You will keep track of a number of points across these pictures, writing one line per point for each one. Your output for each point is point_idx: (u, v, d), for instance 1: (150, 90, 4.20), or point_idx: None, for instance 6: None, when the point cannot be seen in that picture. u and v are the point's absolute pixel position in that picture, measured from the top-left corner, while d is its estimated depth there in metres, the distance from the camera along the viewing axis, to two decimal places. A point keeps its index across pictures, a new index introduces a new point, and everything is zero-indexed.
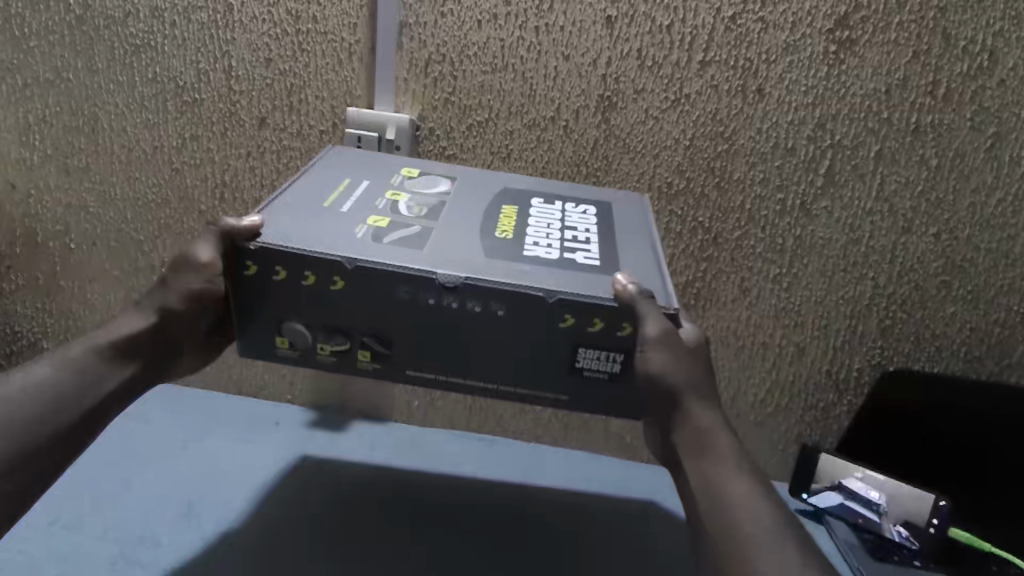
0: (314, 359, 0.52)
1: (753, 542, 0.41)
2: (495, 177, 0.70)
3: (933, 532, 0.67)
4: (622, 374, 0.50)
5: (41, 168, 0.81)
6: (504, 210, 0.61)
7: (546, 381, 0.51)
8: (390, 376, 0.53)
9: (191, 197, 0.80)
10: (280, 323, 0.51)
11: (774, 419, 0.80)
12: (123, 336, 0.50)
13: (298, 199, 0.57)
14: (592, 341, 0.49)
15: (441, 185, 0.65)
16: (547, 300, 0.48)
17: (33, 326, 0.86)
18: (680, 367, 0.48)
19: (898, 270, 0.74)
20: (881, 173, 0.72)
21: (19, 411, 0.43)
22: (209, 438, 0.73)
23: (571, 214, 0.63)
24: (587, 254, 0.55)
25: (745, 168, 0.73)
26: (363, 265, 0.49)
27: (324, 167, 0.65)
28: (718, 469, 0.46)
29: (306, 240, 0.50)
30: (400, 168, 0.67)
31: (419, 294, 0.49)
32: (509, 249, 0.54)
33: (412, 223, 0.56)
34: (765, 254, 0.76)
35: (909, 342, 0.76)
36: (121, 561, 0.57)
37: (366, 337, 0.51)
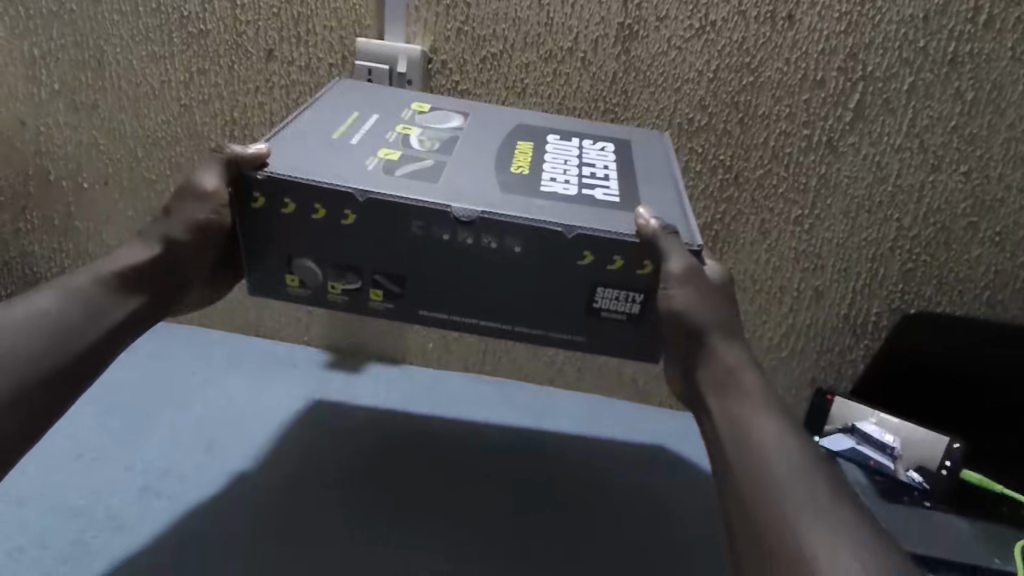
0: (324, 297, 0.52)
1: (780, 484, 0.41)
2: (509, 113, 0.67)
3: (945, 474, 0.67)
4: (641, 314, 0.50)
5: (49, 104, 0.79)
6: (520, 146, 0.60)
7: (561, 322, 0.51)
8: (402, 315, 0.52)
9: (201, 134, 0.79)
10: (291, 260, 0.51)
11: (788, 363, 0.80)
12: (127, 266, 0.50)
13: (308, 132, 0.56)
14: (612, 281, 0.49)
15: (453, 120, 0.63)
16: (566, 236, 0.47)
17: (51, 265, 0.86)
18: (702, 306, 0.48)
19: (925, 211, 0.72)
20: (913, 107, 0.69)
21: (22, 343, 0.43)
22: (227, 377, 0.75)
23: (588, 150, 0.61)
24: (607, 191, 0.53)
25: (771, 103, 0.70)
26: (375, 197, 0.48)
27: (332, 99, 0.64)
28: (744, 409, 0.46)
29: (316, 171, 0.49)
30: (411, 103, 0.65)
31: (432, 229, 0.48)
32: (525, 185, 0.53)
33: (424, 157, 0.55)
34: (788, 194, 0.73)
35: (932, 286, 0.74)
36: (144, 493, 0.59)
37: (377, 275, 0.51)
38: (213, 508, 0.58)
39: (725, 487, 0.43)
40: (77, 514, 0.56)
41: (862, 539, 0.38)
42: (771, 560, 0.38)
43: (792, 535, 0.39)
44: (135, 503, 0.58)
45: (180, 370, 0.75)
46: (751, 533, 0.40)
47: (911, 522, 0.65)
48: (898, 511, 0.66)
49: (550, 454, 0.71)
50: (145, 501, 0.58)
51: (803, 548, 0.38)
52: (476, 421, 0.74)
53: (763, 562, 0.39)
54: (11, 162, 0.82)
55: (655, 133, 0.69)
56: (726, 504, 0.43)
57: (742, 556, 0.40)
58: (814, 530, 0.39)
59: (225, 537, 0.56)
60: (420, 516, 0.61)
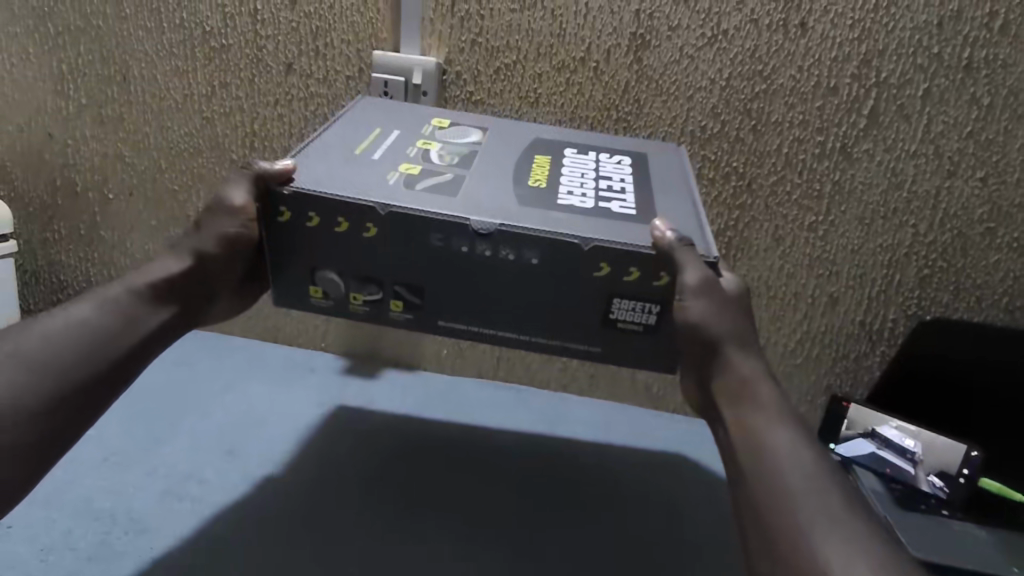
0: (346, 308, 0.54)
1: (793, 493, 0.41)
2: (528, 128, 0.68)
3: (964, 482, 0.66)
4: (657, 325, 0.50)
5: (77, 117, 0.82)
6: (538, 161, 0.60)
7: (577, 332, 0.52)
8: (422, 326, 0.54)
9: (222, 146, 0.81)
10: (314, 272, 0.52)
11: (803, 369, 0.80)
12: (158, 279, 0.51)
13: (330, 148, 0.57)
14: (627, 291, 0.49)
15: (472, 135, 0.64)
16: (582, 248, 0.48)
17: (76, 275, 0.88)
18: (718, 318, 0.48)
19: (941, 217, 0.72)
20: (928, 113, 0.69)
21: (57, 353, 0.44)
22: (247, 383, 0.77)
23: (605, 164, 0.62)
24: (623, 204, 0.54)
25: (784, 110, 0.71)
26: (397, 211, 0.49)
27: (354, 115, 0.65)
28: (758, 419, 0.46)
29: (338, 185, 0.50)
30: (431, 120, 0.66)
31: (452, 241, 0.49)
32: (542, 198, 0.53)
33: (444, 171, 0.56)
34: (802, 200, 0.73)
35: (948, 292, 0.74)
36: (167, 497, 0.60)
37: (398, 287, 0.52)
38: (235, 514, 0.59)
39: (738, 495, 0.44)
40: (101, 517, 0.58)
41: (877, 550, 0.38)
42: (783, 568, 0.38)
43: (807, 544, 0.39)
44: (157, 506, 0.59)
45: (202, 376, 0.77)
46: (763, 540, 0.40)
47: (925, 524, 0.63)
48: (918, 517, 0.64)
49: (568, 463, 0.71)
50: (167, 505, 0.59)
51: (814, 556, 0.38)
52: (490, 427, 0.74)
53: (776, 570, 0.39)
54: (39, 174, 0.84)
55: (672, 146, 0.70)
56: (739, 512, 0.43)
57: (755, 563, 0.40)
58: (825, 539, 0.39)
59: (244, 539, 0.57)
60: (439, 519, 0.62)
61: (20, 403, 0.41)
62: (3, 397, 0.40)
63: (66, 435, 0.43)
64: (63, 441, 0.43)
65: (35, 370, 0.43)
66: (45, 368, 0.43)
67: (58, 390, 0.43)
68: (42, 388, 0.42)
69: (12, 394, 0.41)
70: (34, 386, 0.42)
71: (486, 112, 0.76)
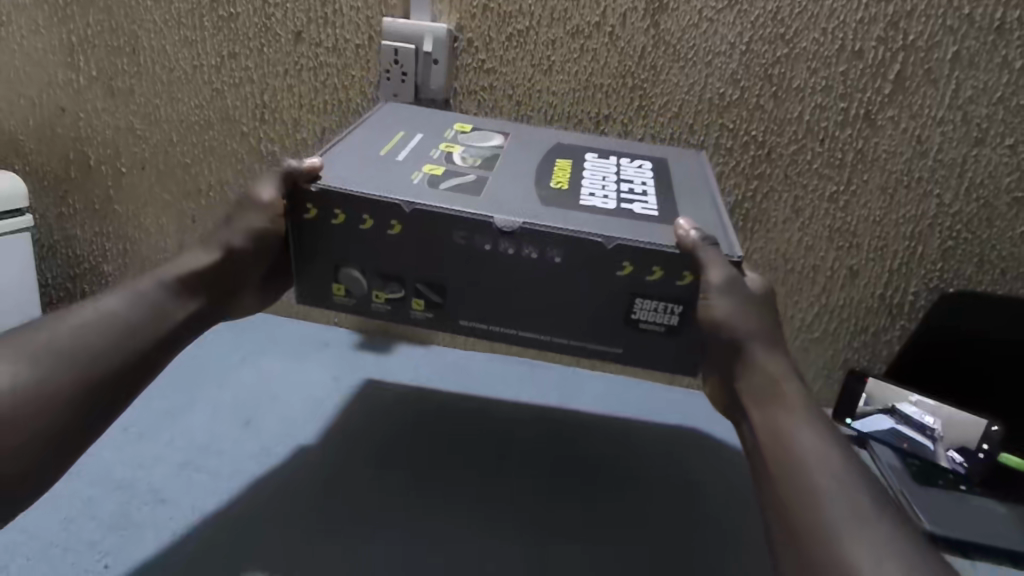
0: (368, 305, 0.54)
1: (821, 491, 0.40)
2: (547, 134, 0.69)
3: (983, 458, 0.65)
4: (680, 326, 0.50)
5: (87, 90, 0.81)
6: (559, 163, 0.60)
7: (600, 331, 0.51)
8: (442, 325, 0.53)
9: (232, 118, 0.80)
10: (337, 269, 0.52)
11: (820, 344, 0.78)
12: (188, 272, 0.52)
13: (356, 147, 0.57)
14: (650, 291, 0.49)
15: (494, 139, 0.64)
16: (606, 246, 0.47)
17: (93, 249, 0.89)
18: (743, 315, 0.48)
19: (967, 186, 0.70)
20: (957, 78, 0.66)
21: (87, 342, 0.45)
22: (262, 358, 0.77)
23: (626, 168, 0.61)
24: (646, 206, 0.53)
25: (807, 75, 0.68)
26: (421, 208, 0.49)
27: (379, 119, 0.65)
28: (783, 416, 0.45)
29: (363, 183, 0.50)
30: (453, 124, 0.67)
31: (474, 239, 0.49)
32: (564, 199, 0.53)
33: (467, 172, 0.55)
34: (823, 169, 0.71)
35: (973, 264, 0.72)
36: (184, 468, 0.61)
37: (420, 285, 0.52)
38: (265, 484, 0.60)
39: (765, 491, 0.43)
40: (121, 487, 0.59)
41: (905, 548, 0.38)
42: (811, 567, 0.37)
43: (836, 542, 0.38)
44: (176, 477, 0.60)
45: (221, 354, 0.77)
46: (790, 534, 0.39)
47: (939, 498, 0.62)
48: (934, 493, 0.63)
49: (581, 437, 0.71)
50: (187, 473, 0.61)
51: (843, 555, 0.37)
52: (506, 402, 0.75)
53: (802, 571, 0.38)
54: (53, 148, 0.85)
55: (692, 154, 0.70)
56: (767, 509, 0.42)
57: (779, 556, 0.40)
58: (854, 535, 0.38)
59: (265, 514, 0.57)
60: (459, 496, 0.62)
61: (51, 391, 0.42)
62: (31, 383, 0.41)
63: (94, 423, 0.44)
64: (92, 429, 0.44)
65: (64, 359, 0.43)
66: (72, 355, 0.44)
67: (90, 378, 0.44)
68: (71, 376, 0.43)
69: (39, 379, 0.42)
70: (68, 374, 0.43)
71: (498, 81, 0.74)
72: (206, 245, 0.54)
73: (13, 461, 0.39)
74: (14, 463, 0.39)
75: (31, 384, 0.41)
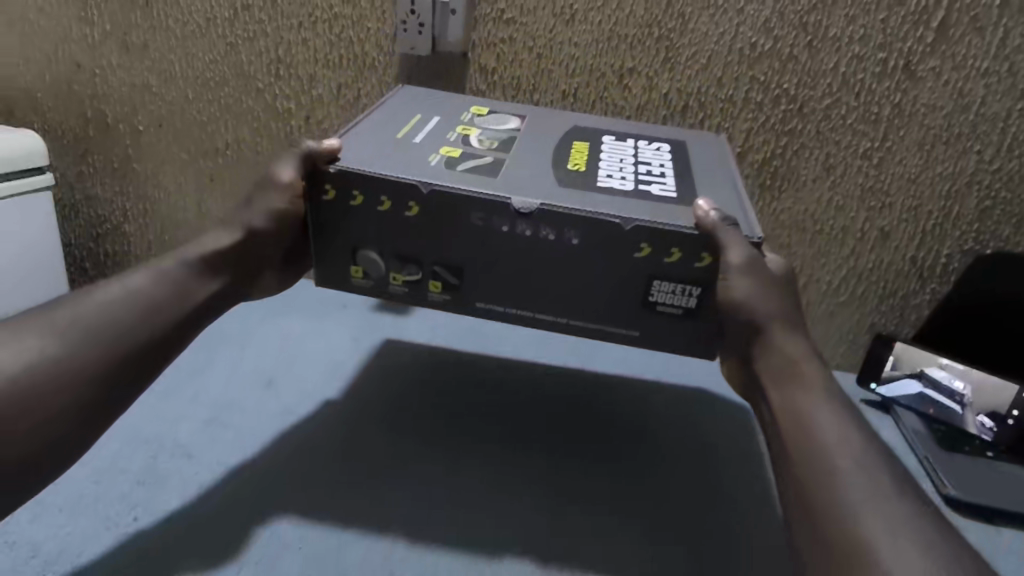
0: (386, 287, 0.53)
1: (839, 472, 0.40)
2: (565, 117, 0.67)
3: (1012, 424, 0.64)
4: (698, 309, 0.49)
5: (102, 46, 0.80)
6: (576, 145, 0.59)
7: (617, 315, 0.50)
8: (459, 308, 0.53)
9: (247, 74, 0.79)
10: (355, 251, 0.52)
11: (847, 307, 0.76)
12: (211, 252, 0.52)
13: (372, 130, 0.57)
14: (668, 273, 0.48)
15: (511, 121, 0.62)
16: (624, 228, 0.47)
17: (114, 209, 0.89)
18: (762, 296, 0.47)
19: (1010, 143, 0.66)
20: (1005, 25, 0.63)
21: (113, 317, 0.46)
22: (283, 319, 0.78)
23: (644, 151, 0.60)
24: (664, 188, 0.52)
25: (844, 23, 0.65)
26: (439, 190, 0.48)
27: (395, 103, 0.65)
28: (802, 397, 0.45)
29: (381, 164, 0.50)
30: (470, 108, 0.65)
31: (492, 221, 0.49)
32: (582, 181, 0.52)
33: (484, 155, 0.54)
34: (857, 125, 0.68)
35: (1011, 225, 0.69)
36: (210, 425, 0.62)
37: (437, 266, 0.51)
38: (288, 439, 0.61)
39: (782, 470, 0.42)
40: (149, 442, 0.60)
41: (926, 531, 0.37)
42: (823, 545, 0.37)
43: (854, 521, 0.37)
44: (202, 434, 0.61)
45: (239, 316, 0.78)
46: (804, 512, 0.39)
47: (964, 465, 0.62)
48: (960, 459, 0.63)
49: (599, 400, 0.71)
50: (213, 429, 0.62)
51: (858, 534, 0.37)
52: (524, 362, 0.76)
53: (813, 548, 0.38)
54: (70, 105, 0.84)
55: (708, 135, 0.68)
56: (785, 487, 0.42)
57: (795, 531, 0.40)
58: (873, 517, 0.37)
59: (286, 468, 0.58)
60: (478, 452, 0.62)
61: (80, 367, 0.43)
62: (61, 356, 0.42)
63: (119, 400, 0.44)
64: (119, 402, 0.45)
65: (91, 335, 0.44)
66: (98, 331, 0.45)
67: (115, 355, 0.44)
68: (99, 351, 0.44)
69: (67, 351, 0.43)
70: (96, 349, 0.44)
71: (518, 33, 0.71)
72: (227, 225, 0.55)
73: (43, 436, 0.40)
74: (44, 436, 0.40)
75: (61, 357, 0.42)
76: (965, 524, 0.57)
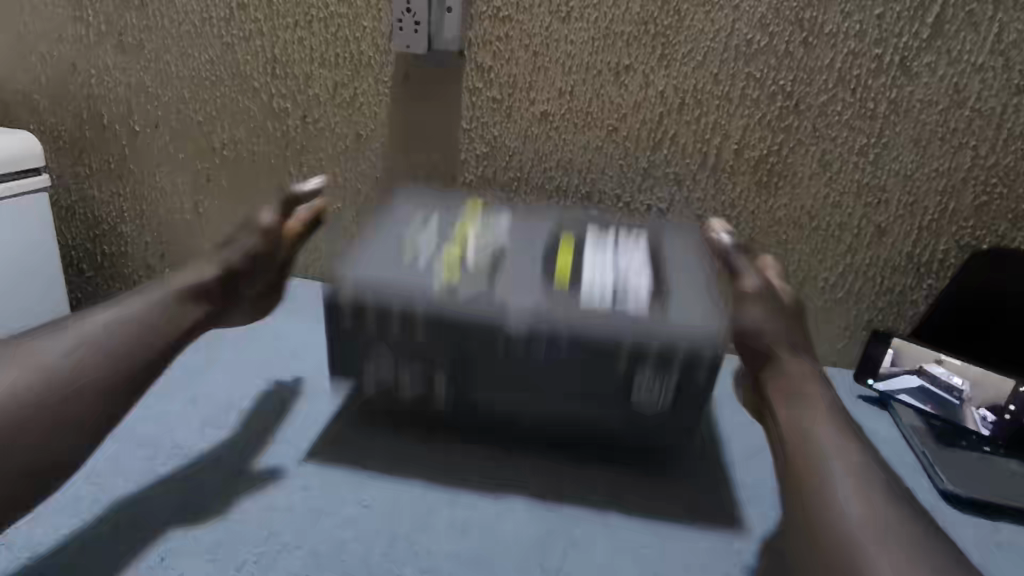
0: (393, 377, 0.57)
1: (849, 500, 0.39)
2: (550, 208, 0.71)
3: (1009, 419, 0.63)
4: (678, 393, 0.52)
5: (98, 46, 0.80)
6: (564, 236, 0.60)
7: (603, 403, 0.54)
8: (459, 393, 0.56)
9: (244, 74, 0.78)
10: (365, 347, 0.55)
11: (844, 304, 0.76)
12: None
13: (376, 233, 0.58)
14: (648, 377, 0.51)
15: (503, 214, 0.65)
16: (608, 343, 0.49)
17: (112, 210, 0.89)
18: (766, 317, 0.54)
19: (1005, 138, 0.66)
20: (1000, 20, 0.63)
21: None
22: (280, 322, 0.78)
23: (624, 235, 0.62)
24: (643, 275, 0.54)
25: (839, 19, 0.65)
26: (437, 307, 0.50)
27: (396, 203, 0.67)
28: (818, 428, 0.45)
29: (384, 270, 0.51)
30: (465, 201, 0.69)
31: (490, 338, 0.51)
32: (571, 277, 0.53)
33: (478, 245, 0.57)
34: (853, 122, 0.68)
35: (1005, 221, 0.69)
36: (207, 426, 0.61)
37: (441, 373, 0.55)
38: (289, 431, 0.60)
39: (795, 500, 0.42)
40: (145, 444, 0.58)
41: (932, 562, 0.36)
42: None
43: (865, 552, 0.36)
44: (198, 433, 0.60)
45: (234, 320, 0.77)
46: (814, 544, 0.39)
47: (958, 460, 0.62)
48: (956, 455, 0.63)
49: None
50: (212, 428, 0.60)
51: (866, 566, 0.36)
52: None
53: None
54: (66, 106, 0.84)
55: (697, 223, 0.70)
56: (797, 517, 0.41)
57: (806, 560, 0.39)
58: (866, 532, 0.37)
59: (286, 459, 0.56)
60: None
61: None
62: None
63: None
64: None
65: None
66: None
67: None
68: None
69: None
70: None
71: (514, 30, 0.71)
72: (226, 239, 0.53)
73: None
74: None
75: None
76: (962, 518, 0.57)
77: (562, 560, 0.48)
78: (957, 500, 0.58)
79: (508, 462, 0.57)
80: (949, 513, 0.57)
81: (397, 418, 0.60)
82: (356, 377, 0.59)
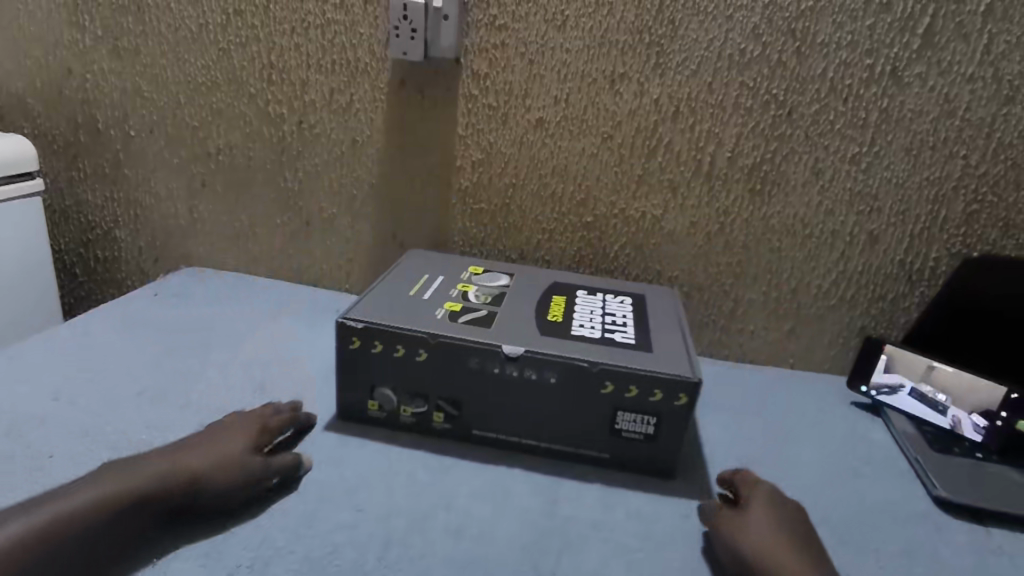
0: (397, 418, 0.60)
1: None
2: (545, 272, 0.75)
3: (1000, 425, 0.62)
4: (657, 435, 0.56)
5: (93, 51, 0.80)
6: (555, 298, 0.67)
7: (590, 441, 0.57)
8: (457, 432, 0.59)
9: (241, 79, 0.79)
10: (372, 388, 0.59)
11: (837, 311, 0.77)
12: None
13: (385, 289, 0.64)
14: (629, 407, 0.55)
15: (502, 279, 0.70)
16: (591, 369, 0.54)
17: (106, 214, 0.89)
18: (753, 522, 0.49)
19: (995, 148, 0.67)
20: (989, 31, 0.64)
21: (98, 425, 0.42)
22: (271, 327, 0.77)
23: (610, 303, 0.67)
24: (625, 335, 0.60)
25: (831, 29, 0.66)
26: (442, 340, 0.56)
27: (405, 265, 0.73)
28: None
29: (393, 316, 0.58)
30: (469, 267, 0.74)
31: (487, 365, 0.56)
32: (558, 328, 0.60)
33: (480, 308, 0.62)
34: (845, 130, 0.69)
35: (995, 229, 0.70)
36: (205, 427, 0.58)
37: (441, 401, 0.58)
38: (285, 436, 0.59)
39: None
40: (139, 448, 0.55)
41: None
42: None
43: None
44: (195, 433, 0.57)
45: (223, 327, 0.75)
46: None
47: (953, 466, 0.62)
48: (952, 460, 0.63)
49: None
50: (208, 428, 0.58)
51: None
52: None
53: None
54: (61, 110, 0.84)
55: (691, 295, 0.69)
56: None
57: None
58: None
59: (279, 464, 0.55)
60: None
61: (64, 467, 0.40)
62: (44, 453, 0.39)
63: None
64: None
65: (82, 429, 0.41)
66: None
67: None
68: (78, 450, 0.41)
69: None
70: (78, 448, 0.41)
71: (511, 38, 0.72)
72: None
73: None
74: None
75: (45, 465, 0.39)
76: (954, 524, 0.57)
77: (557, 564, 0.47)
78: (950, 505, 0.58)
79: (508, 466, 0.58)
80: (942, 519, 0.57)
81: (392, 426, 0.60)
82: (353, 393, 0.60)
